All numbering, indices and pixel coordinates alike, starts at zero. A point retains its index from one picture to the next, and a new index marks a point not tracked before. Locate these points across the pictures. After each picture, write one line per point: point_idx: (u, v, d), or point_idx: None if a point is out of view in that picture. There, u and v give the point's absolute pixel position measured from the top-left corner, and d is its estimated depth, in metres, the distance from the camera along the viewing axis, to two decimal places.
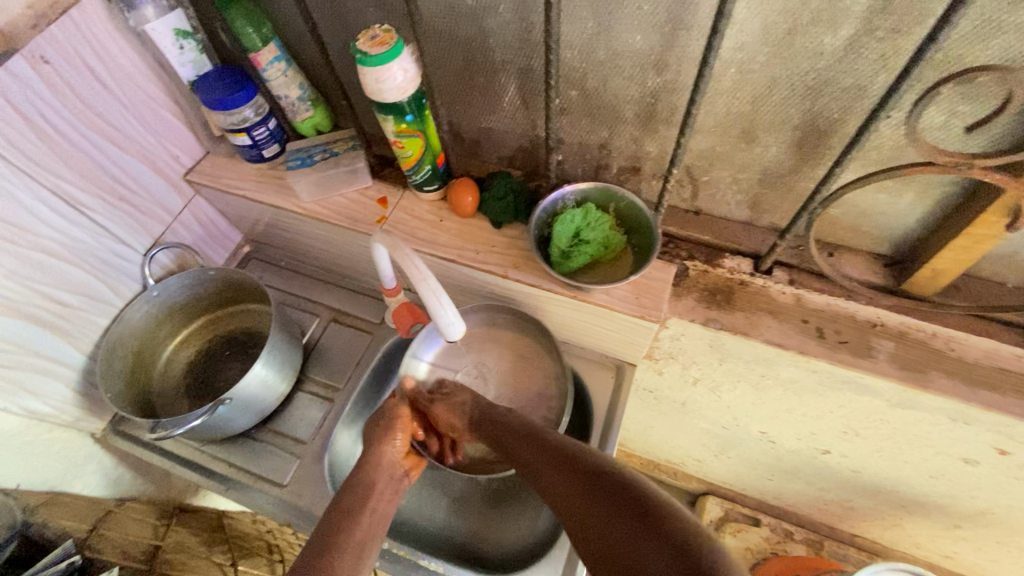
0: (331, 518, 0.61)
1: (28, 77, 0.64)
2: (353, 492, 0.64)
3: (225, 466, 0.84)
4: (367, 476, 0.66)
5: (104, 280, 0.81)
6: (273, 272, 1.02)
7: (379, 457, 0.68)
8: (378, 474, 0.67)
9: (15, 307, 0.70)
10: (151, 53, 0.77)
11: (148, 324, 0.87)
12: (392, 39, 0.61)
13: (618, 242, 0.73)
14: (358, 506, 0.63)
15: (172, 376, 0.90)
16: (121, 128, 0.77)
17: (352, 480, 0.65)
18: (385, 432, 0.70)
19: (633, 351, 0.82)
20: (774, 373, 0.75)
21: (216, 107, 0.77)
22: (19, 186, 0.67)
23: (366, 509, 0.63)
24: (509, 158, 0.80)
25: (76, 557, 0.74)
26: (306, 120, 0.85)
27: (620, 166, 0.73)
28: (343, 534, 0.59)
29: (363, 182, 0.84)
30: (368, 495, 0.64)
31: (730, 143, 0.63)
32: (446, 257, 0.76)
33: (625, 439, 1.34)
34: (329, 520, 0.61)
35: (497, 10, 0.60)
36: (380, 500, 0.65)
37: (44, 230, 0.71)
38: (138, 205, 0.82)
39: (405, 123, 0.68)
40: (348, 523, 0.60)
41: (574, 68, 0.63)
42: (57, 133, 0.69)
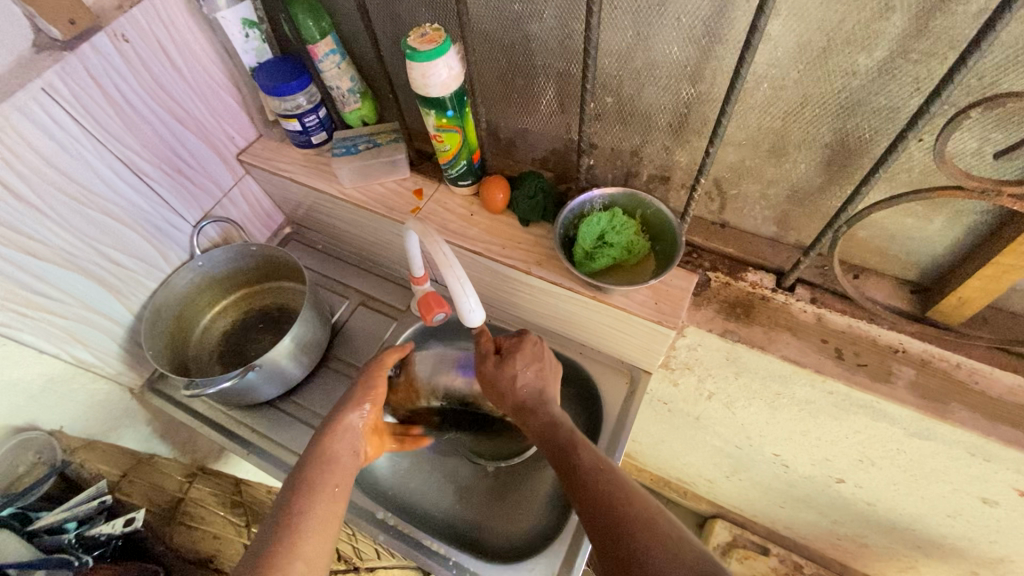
0: (289, 494, 0.60)
1: (108, 53, 0.70)
2: (314, 463, 0.63)
3: (249, 431, 0.88)
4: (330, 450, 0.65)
5: (156, 246, 0.87)
6: (309, 254, 1.07)
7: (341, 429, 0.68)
8: (339, 445, 0.66)
9: (75, 261, 0.76)
10: (218, 39, 0.83)
11: (191, 291, 0.93)
12: (441, 37, 0.65)
13: (642, 247, 0.74)
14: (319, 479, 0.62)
15: (209, 342, 0.95)
16: (185, 106, 0.83)
17: (316, 451, 0.65)
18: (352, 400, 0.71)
19: (649, 358, 0.83)
20: (789, 392, 0.75)
21: (272, 93, 0.82)
22: (92, 152, 0.73)
23: (322, 486, 0.61)
24: (542, 160, 0.82)
25: (106, 497, 0.75)
26: (353, 111, 0.89)
27: (650, 174, 0.75)
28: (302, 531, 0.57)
29: (402, 173, 0.88)
30: (331, 463, 0.64)
31: (760, 158, 0.64)
32: (473, 249, 0.79)
33: (637, 452, 1.34)
34: (283, 500, 0.60)
35: (542, 16, 0.63)
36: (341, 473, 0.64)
37: (109, 194, 0.77)
38: (193, 179, 0.89)
39: (445, 118, 0.71)
40: (309, 497, 0.60)
41: (611, 75, 0.65)
42: (130, 107, 0.75)
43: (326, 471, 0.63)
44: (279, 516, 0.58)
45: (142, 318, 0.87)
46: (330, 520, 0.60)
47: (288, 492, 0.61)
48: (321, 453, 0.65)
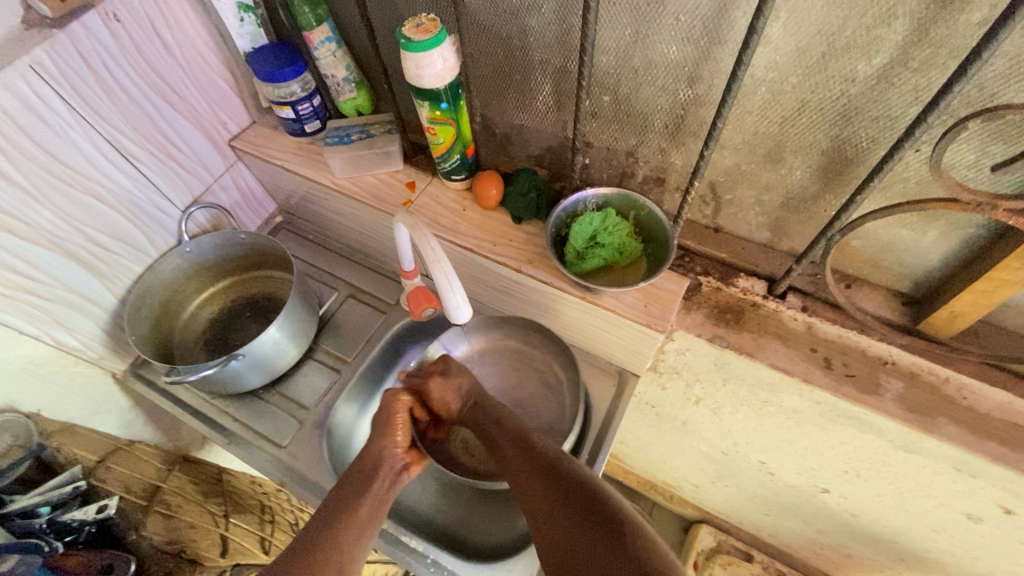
0: (332, 505, 0.63)
1: (100, 33, 0.69)
2: (354, 479, 0.66)
3: (231, 420, 0.87)
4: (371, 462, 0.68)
5: (144, 230, 0.85)
6: (300, 244, 1.06)
7: (378, 446, 0.70)
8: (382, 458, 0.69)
9: (59, 243, 0.75)
10: (213, 22, 0.82)
11: (177, 277, 0.91)
12: (436, 27, 0.63)
13: (633, 249, 0.74)
14: (361, 488, 0.65)
15: (194, 329, 0.94)
16: (178, 90, 0.81)
17: (358, 466, 0.68)
18: (385, 429, 0.71)
19: (637, 361, 0.82)
20: (776, 400, 0.74)
21: (266, 79, 0.81)
22: (79, 131, 0.72)
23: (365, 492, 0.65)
24: (537, 157, 0.81)
25: (81, 482, 0.75)
26: (348, 101, 0.88)
27: (645, 175, 0.74)
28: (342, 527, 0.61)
29: (395, 165, 0.87)
30: (371, 477, 0.67)
31: (756, 163, 0.63)
32: (464, 245, 0.78)
33: (624, 454, 1.33)
34: (324, 510, 0.63)
35: (539, 10, 0.62)
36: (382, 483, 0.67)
37: (96, 176, 0.76)
38: (184, 163, 0.87)
39: (439, 110, 0.70)
40: (350, 510, 0.63)
41: (608, 73, 0.64)
42: (119, 88, 0.74)
43: (366, 486, 0.65)
44: (323, 525, 0.61)
45: (126, 302, 0.85)
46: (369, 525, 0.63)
47: (328, 502, 0.64)
48: (364, 471, 0.67)
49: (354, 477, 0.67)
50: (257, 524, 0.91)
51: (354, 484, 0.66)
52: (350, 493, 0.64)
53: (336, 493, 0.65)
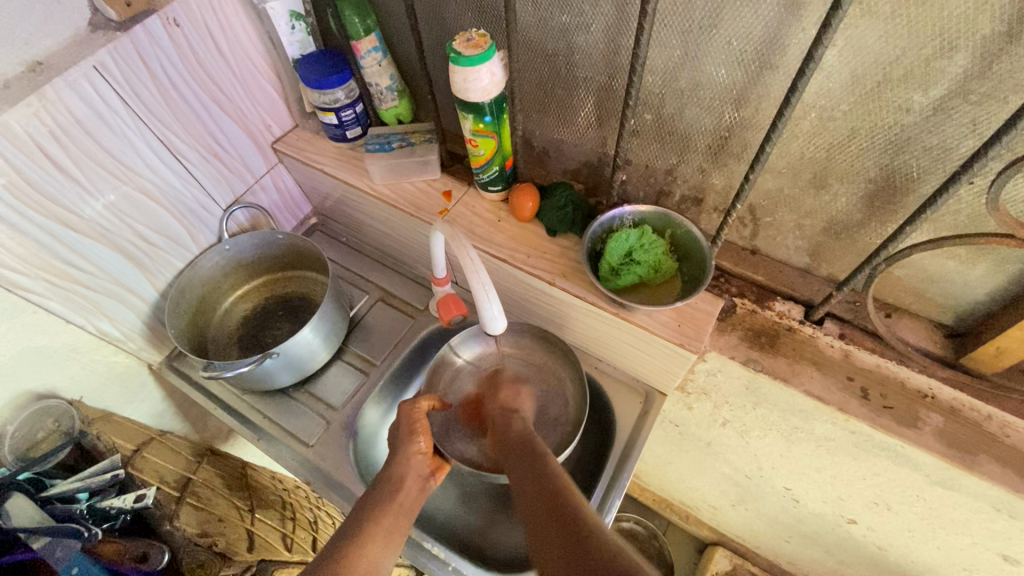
0: (358, 517, 0.64)
1: (160, 37, 0.71)
2: (377, 490, 0.66)
3: (261, 417, 0.89)
4: (397, 471, 0.68)
5: (187, 227, 0.88)
6: (333, 246, 1.08)
7: (405, 455, 0.70)
8: (408, 468, 0.69)
9: (109, 236, 0.77)
10: (265, 28, 0.84)
11: (215, 273, 0.94)
12: (486, 43, 0.65)
13: (669, 267, 0.74)
14: (387, 498, 0.65)
15: (228, 325, 0.96)
16: (227, 92, 0.84)
17: (383, 474, 0.68)
18: (407, 433, 0.71)
19: (665, 379, 0.82)
20: (808, 427, 0.73)
21: (313, 85, 0.83)
22: (134, 130, 0.74)
23: (391, 503, 0.65)
24: (574, 171, 0.82)
25: (120, 471, 0.76)
26: (390, 109, 0.90)
27: (683, 195, 0.74)
28: (370, 539, 0.61)
29: (433, 173, 0.88)
30: (397, 488, 0.67)
31: (799, 188, 0.63)
32: (498, 256, 0.79)
33: (641, 471, 1.32)
34: (348, 522, 0.63)
35: (588, 29, 0.63)
36: (410, 493, 0.67)
37: (147, 173, 0.79)
38: (228, 164, 0.90)
39: (482, 123, 0.71)
40: (374, 520, 0.63)
41: (653, 92, 0.64)
42: (174, 90, 0.76)
43: (388, 498, 0.65)
44: (341, 538, 0.61)
45: (168, 295, 0.88)
46: (397, 535, 0.63)
47: (351, 517, 0.64)
48: (386, 484, 0.67)
49: (377, 490, 0.66)
50: (280, 520, 0.93)
51: (376, 498, 0.65)
52: (374, 507, 0.64)
53: (361, 506, 0.65)
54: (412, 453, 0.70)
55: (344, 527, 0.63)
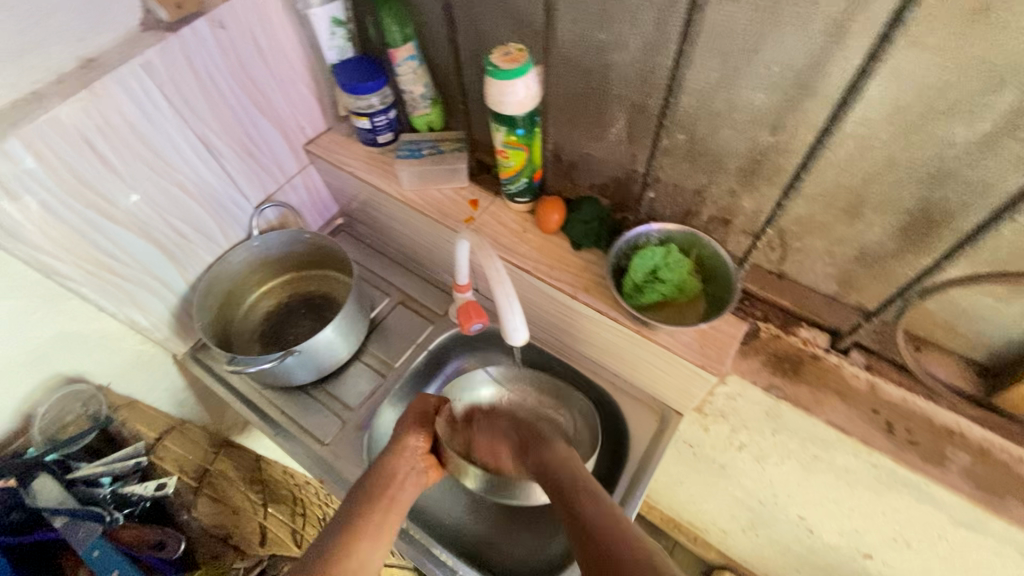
0: (348, 513, 0.64)
1: (206, 37, 0.73)
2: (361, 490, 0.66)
3: (279, 413, 0.90)
4: (390, 465, 0.68)
5: (218, 222, 0.90)
6: (358, 247, 1.10)
7: (401, 447, 0.70)
8: (401, 463, 0.69)
9: (144, 228, 0.79)
10: (306, 33, 0.86)
11: (242, 268, 0.95)
12: (523, 58, 0.65)
13: (693, 287, 0.73)
14: (378, 494, 0.65)
15: (252, 320, 0.98)
16: (266, 93, 0.86)
17: (375, 468, 0.68)
18: (405, 429, 0.72)
19: (683, 399, 0.81)
20: (828, 457, 0.72)
21: (349, 90, 0.85)
22: (175, 126, 0.76)
23: (382, 499, 0.65)
24: (601, 186, 0.82)
25: (142, 458, 0.79)
26: (422, 116, 0.91)
27: (711, 215, 0.74)
28: (358, 537, 0.61)
29: (461, 181, 0.89)
30: (389, 483, 0.66)
31: (832, 215, 0.62)
32: (522, 266, 0.79)
33: (651, 489, 1.31)
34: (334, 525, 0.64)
35: (626, 47, 0.63)
36: (400, 488, 0.67)
37: (184, 168, 0.81)
38: (261, 162, 0.92)
39: (514, 135, 0.72)
40: (359, 518, 0.63)
41: (688, 113, 0.64)
42: (215, 88, 0.78)
43: (374, 498, 0.65)
44: (327, 539, 0.62)
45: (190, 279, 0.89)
46: (386, 531, 0.63)
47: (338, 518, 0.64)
48: (371, 486, 0.66)
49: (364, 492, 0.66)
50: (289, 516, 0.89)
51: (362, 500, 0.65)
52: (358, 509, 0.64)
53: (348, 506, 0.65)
54: (398, 456, 0.69)
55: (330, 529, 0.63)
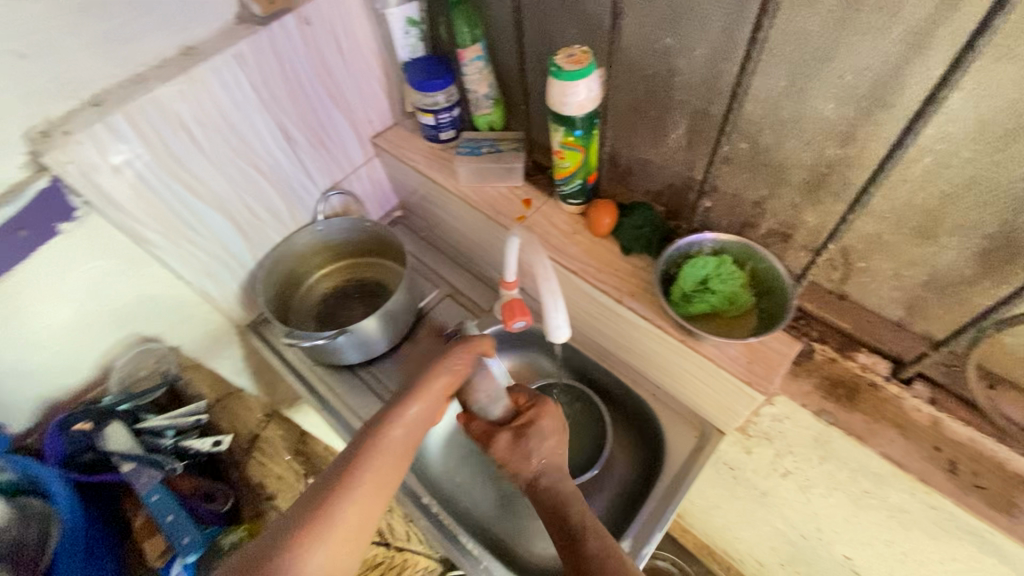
0: (355, 453, 0.59)
1: (292, 32, 0.79)
2: (365, 440, 0.60)
3: (327, 389, 0.95)
4: (410, 406, 0.63)
5: (288, 205, 0.96)
6: (413, 240, 1.14)
7: (429, 387, 0.65)
8: (421, 408, 0.64)
9: (222, 205, 0.86)
10: (381, 31, 0.91)
11: (305, 250, 1.01)
12: (587, 60, 0.66)
13: (744, 301, 0.71)
14: (394, 439, 0.61)
15: (310, 300, 1.04)
16: (340, 87, 0.91)
17: (393, 408, 0.63)
18: (433, 370, 0.67)
19: (725, 417, 0.79)
20: (881, 493, 0.68)
21: (417, 87, 0.89)
22: (257, 111, 0.82)
23: (395, 445, 0.61)
24: (656, 192, 0.81)
25: (202, 416, 0.84)
26: (484, 116, 0.94)
27: (770, 229, 0.71)
28: (367, 482, 0.57)
29: (516, 180, 0.91)
30: (403, 424, 0.62)
31: (902, 234, 0.59)
32: (569, 267, 0.80)
33: (685, 512, 1.27)
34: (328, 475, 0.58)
35: (691, 52, 0.63)
36: (414, 434, 0.63)
37: (262, 153, 0.87)
38: (331, 151, 0.97)
39: (572, 136, 0.73)
40: (369, 464, 0.58)
41: (752, 121, 0.63)
42: (296, 80, 0.84)
43: (378, 451, 0.60)
44: (318, 491, 0.56)
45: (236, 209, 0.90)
46: (395, 478, 0.60)
47: (333, 469, 0.58)
48: (376, 436, 0.60)
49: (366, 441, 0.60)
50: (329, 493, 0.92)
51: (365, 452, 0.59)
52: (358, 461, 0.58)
53: (346, 457, 0.59)
54: (410, 408, 0.63)
55: (323, 480, 0.58)
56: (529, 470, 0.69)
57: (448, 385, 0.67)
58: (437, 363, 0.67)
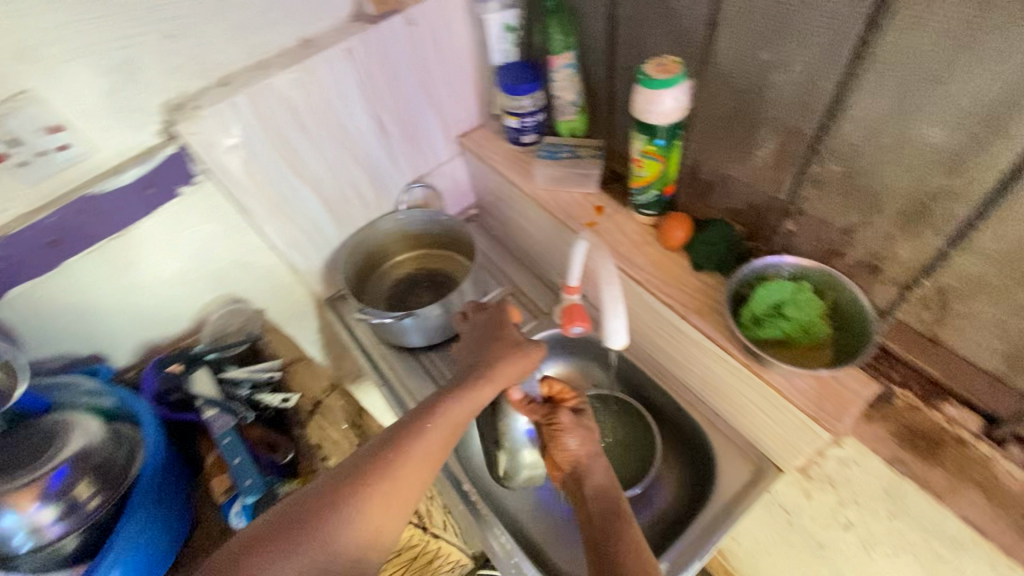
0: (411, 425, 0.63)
1: (399, 31, 0.85)
2: (417, 418, 0.63)
3: (388, 368, 1.00)
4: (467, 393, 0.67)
5: (374, 192, 1.03)
6: (485, 238, 1.17)
7: (487, 376, 0.69)
8: (475, 396, 0.67)
9: (317, 186, 0.94)
10: (479, 36, 0.95)
11: (385, 236, 1.07)
12: (676, 70, 0.67)
13: (820, 331, 0.68)
14: (448, 418, 0.65)
15: (383, 283, 1.10)
16: (436, 86, 0.97)
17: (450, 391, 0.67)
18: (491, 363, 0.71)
19: (785, 453, 0.74)
20: (956, 561, 0.63)
21: (507, 91, 0.93)
22: (358, 102, 0.89)
23: (447, 425, 0.64)
24: (736, 211, 0.79)
25: (276, 374, 0.91)
26: (567, 122, 0.96)
27: (857, 259, 0.67)
28: (418, 454, 0.61)
29: (591, 187, 0.92)
30: (458, 408, 0.66)
31: (1011, 278, 0.54)
32: (634, 277, 0.79)
33: (730, 553, 1.20)
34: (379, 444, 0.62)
35: (788, 68, 0.61)
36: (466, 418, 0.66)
37: (358, 141, 0.94)
38: (419, 146, 1.03)
39: (653, 145, 0.73)
40: (422, 437, 0.62)
41: (848, 143, 0.60)
42: (396, 76, 0.90)
43: (427, 430, 0.63)
44: (373, 453, 0.60)
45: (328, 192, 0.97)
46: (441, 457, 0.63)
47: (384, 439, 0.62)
48: (424, 417, 0.63)
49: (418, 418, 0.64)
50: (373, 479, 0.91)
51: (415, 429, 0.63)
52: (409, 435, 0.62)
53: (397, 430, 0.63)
54: (465, 394, 0.67)
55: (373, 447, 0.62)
56: (569, 458, 0.73)
57: (499, 382, 0.70)
58: (496, 358, 0.71)
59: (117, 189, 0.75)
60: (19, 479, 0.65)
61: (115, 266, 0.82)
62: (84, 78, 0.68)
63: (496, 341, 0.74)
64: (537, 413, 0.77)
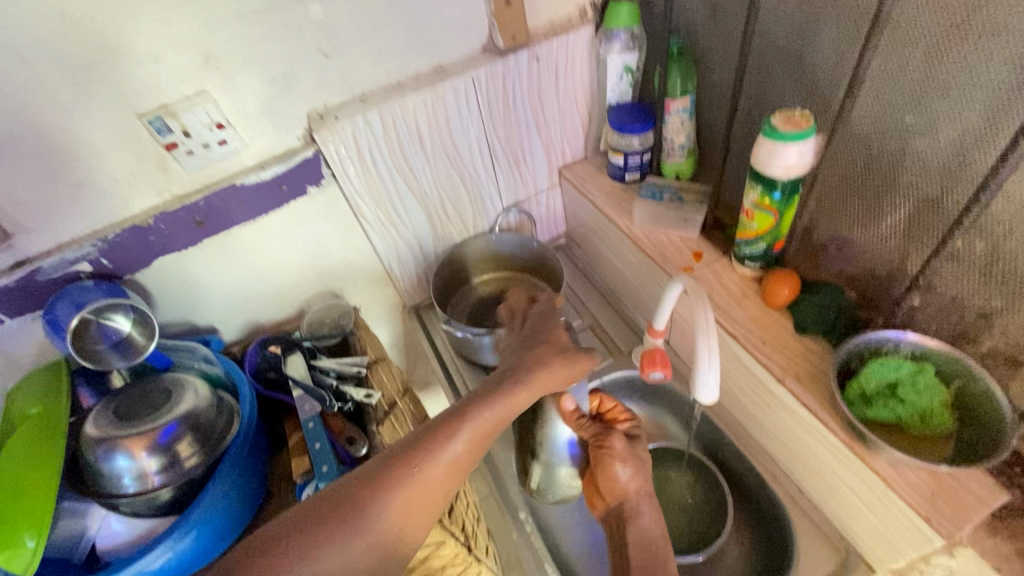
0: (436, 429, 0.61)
1: (520, 64, 0.91)
2: (443, 424, 0.61)
3: (460, 382, 1.02)
4: (499, 401, 0.63)
5: (472, 210, 1.07)
6: (570, 268, 1.18)
7: (526, 385, 0.64)
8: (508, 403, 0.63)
9: (424, 199, 1.00)
10: (597, 74, 0.98)
11: (476, 254, 1.11)
12: (806, 124, 0.65)
13: (942, 422, 0.61)
14: (477, 424, 0.62)
15: (467, 298, 1.13)
16: (548, 117, 1.00)
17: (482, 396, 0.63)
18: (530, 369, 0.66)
19: (880, 550, 0.67)
20: None
21: (616, 128, 0.94)
22: (474, 126, 0.94)
23: (475, 431, 0.61)
24: (852, 276, 0.74)
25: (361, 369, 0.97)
26: (673, 164, 0.95)
27: (994, 348, 0.61)
28: (441, 460, 0.59)
29: (690, 232, 0.90)
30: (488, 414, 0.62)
31: None
32: (729, 330, 0.76)
33: None
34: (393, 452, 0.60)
35: (935, 134, 0.57)
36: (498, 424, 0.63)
37: (468, 161, 0.99)
38: (522, 172, 1.06)
39: (769, 199, 0.71)
40: (446, 444, 0.60)
41: (998, 220, 0.55)
42: (513, 105, 0.95)
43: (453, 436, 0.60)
44: (395, 456, 0.59)
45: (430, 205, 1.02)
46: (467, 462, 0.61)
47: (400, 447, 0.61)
48: (450, 423, 0.61)
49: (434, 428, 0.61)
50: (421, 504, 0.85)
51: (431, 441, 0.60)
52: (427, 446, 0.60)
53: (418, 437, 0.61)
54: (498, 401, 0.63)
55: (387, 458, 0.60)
56: (618, 490, 0.72)
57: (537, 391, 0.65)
58: (536, 365, 0.66)
59: (257, 182, 0.84)
60: (136, 427, 0.70)
61: (243, 249, 0.91)
62: (250, 84, 0.77)
63: (541, 345, 0.69)
64: (587, 431, 0.75)
